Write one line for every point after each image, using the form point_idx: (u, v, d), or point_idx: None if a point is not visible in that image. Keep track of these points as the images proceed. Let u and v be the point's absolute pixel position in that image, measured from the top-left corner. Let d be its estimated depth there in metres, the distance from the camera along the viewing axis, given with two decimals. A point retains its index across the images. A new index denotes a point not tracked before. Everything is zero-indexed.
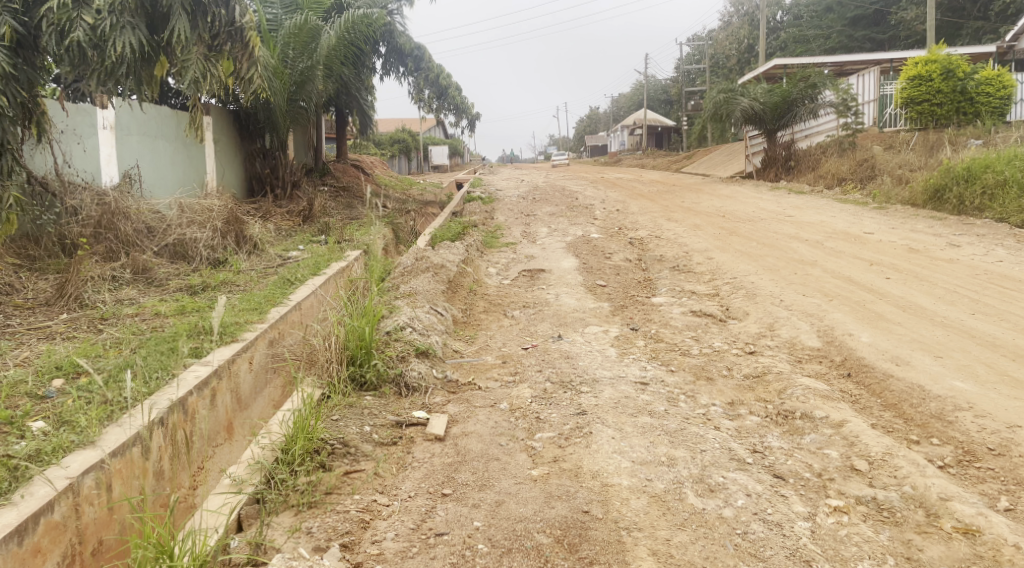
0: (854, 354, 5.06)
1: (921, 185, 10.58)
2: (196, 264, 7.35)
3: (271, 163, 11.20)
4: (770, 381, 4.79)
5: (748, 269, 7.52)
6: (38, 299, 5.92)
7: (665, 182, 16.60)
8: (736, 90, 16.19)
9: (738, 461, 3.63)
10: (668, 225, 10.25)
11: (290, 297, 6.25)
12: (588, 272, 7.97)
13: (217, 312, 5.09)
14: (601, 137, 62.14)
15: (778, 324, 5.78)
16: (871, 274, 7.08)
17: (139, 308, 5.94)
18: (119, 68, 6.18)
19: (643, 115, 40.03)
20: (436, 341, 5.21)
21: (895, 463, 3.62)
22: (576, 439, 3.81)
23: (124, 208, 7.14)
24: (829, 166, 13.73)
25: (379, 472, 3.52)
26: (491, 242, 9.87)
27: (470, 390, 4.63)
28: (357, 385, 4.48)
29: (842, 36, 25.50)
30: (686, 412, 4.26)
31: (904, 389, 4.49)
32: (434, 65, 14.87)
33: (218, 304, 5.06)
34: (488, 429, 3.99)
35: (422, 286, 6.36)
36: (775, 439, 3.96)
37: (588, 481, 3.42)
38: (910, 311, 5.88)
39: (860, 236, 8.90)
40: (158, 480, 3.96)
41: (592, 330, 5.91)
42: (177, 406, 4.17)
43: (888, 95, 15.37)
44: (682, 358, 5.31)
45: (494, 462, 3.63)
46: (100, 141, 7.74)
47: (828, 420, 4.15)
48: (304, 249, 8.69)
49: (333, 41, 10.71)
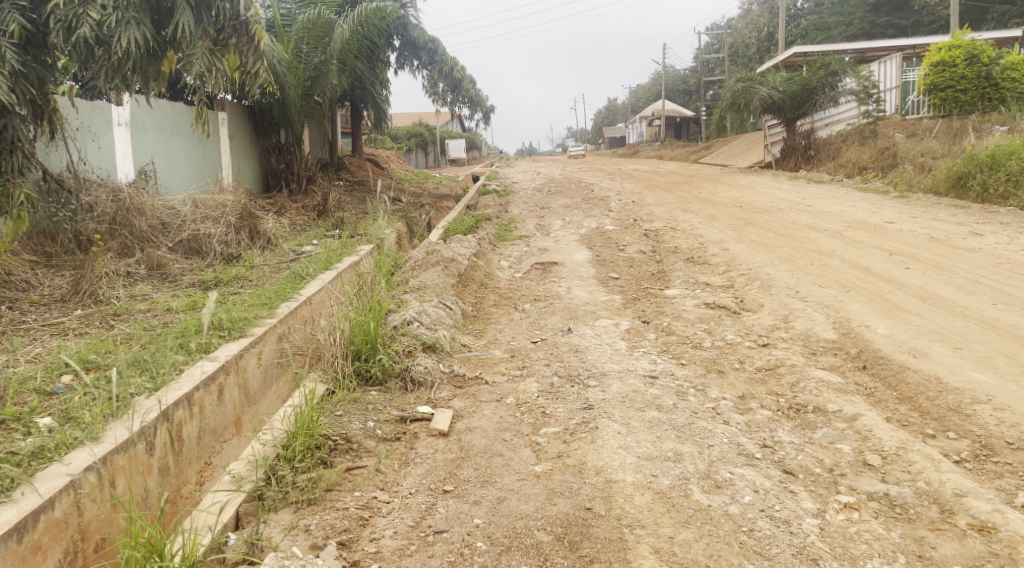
0: (870, 346, 4.94)
1: (944, 172, 10.37)
2: (210, 259, 7.37)
3: (286, 158, 11.20)
4: (783, 374, 4.70)
5: (764, 260, 7.40)
6: (54, 295, 5.96)
7: (682, 173, 16.46)
8: (754, 79, 15.98)
9: (747, 456, 3.56)
10: (684, 216, 10.14)
11: (301, 292, 6.24)
12: (601, 264, 7.89)
13: (208, 309, 5.03)
14: (619, 129, 61.83)
15: (793, 316, 5.67)
16: (890, 264, 6.94)
17: (152, 304, 5.97)
18: (126, 64, 6.11)
19: (663, 104, 39.75)
20: (445, 335, 5.16)
21: (909, 458, 3.53)
22: (581, 434, 3.75)
23: (138, 204, 7.17)
24: (850, 155, 13.51)
25: (381, 469, 3.48)
26: (504, 234, 9.83)
27: (477, 384, 4.58)
28: (363, 380, 4.45)
29: (864, 22, 24.99)
30: (695, 405, 4.18)
31: (921, 381, 4.39)
32: (448, 57, 14.74)
33: (208, 303, 5.01)
34: (493, 424, 3.95)
35: (432, 280, 6.34)
36: (786, 433, 3.88)
37: (592, 477, 3.36)
38: (929, 302, 5.76)
39: (880, 225, 8.73)
40: (163, 477, 3.96)
41: (603, 323, 5.84)
42: (183, 401, 4.17)
43: (911, 81, 15.10)
44: (694, 351, 5.23)
45: (498, 458, 3.58)
46: (115, 137, 7.77)
47: (841, 414, 4.06)
48: (318, 243, 8.69)
49: (347, 35, 10.69)
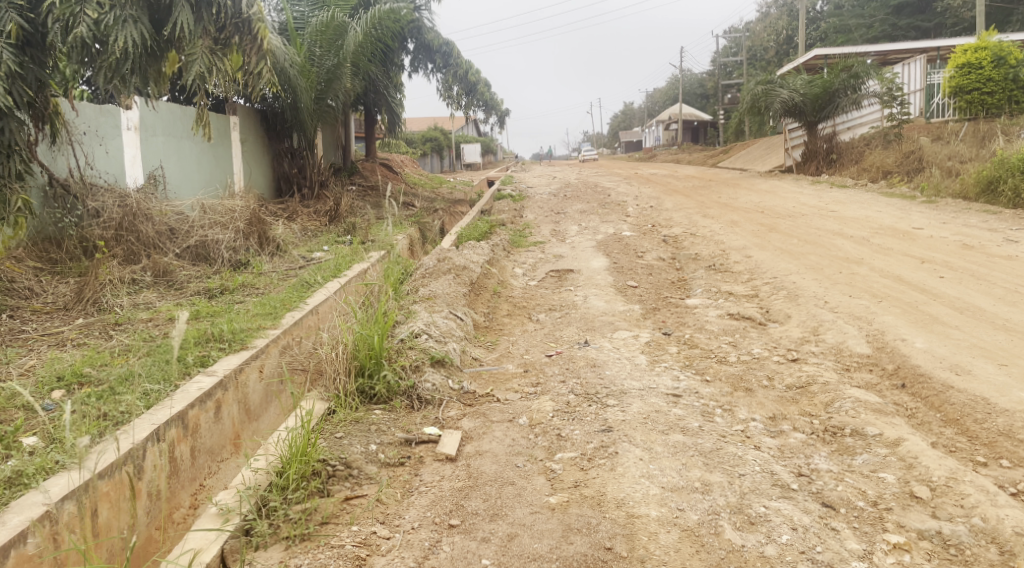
0: (908, 362, 4.61)
1: (973, 177, 9.99)
2: (217, 266, 7.15)
3: (299, 163, 10.97)
4: (816, 392, 4.38)
5: (789, 268, 7.07)
6: (57, 304, 5.75)
7: (701, 177, 16.04)
8: (774, 82, 15.61)
9: (782, 487, 3.25)
10: (704, 222, 9.83)
11: (306, 301, 5.99)
12: (619, 272, 7.60)
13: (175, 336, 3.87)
14: (635, 133, 61.44)
15: (824, 327, 5.35)
16: (922, 272, 6.61)
17: (154, 313, 5.74)
18: (124, 64, 5.91)
19: (679, 108, 39.33)
20: (454, 348, 4.87)
21: (962, 490, 3.22)
22: (600, 461, 3.46)
23: (145, 209, 6.95)
24: (873, 159, 13.13)
25: (382, 499, 3.21)
26: (518, 241, 9.53)
27: (488, 402, 4.29)
28: (367, 398, 4.19)
29: (886, 24, 24.43)
30: (723, 428, 3.87)
31: (967, 401, 4.06)
32: (463, 60, 14.47)
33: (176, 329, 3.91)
34: (504, 448, 3.67)
35: (442, 289, 6.08)
36: (823, 460, 3.56)
37: (613, 511, 3.07)
38: (968, 313, 5.43)
39: (908, 231, 8.38)
40: (153, 502, 3.72)
41: (622, 336, 5.54)
42: (176, 420, 3.92)
43: (935, 84, 14.72)
44: (718, 366, 4.92)
45: (509, 487, 3.30)
46: (124, 142, 7.58)
47: (882, 438, 3.75)
48: (329, 249, 8.43)
49: (360, 38, 10.44)
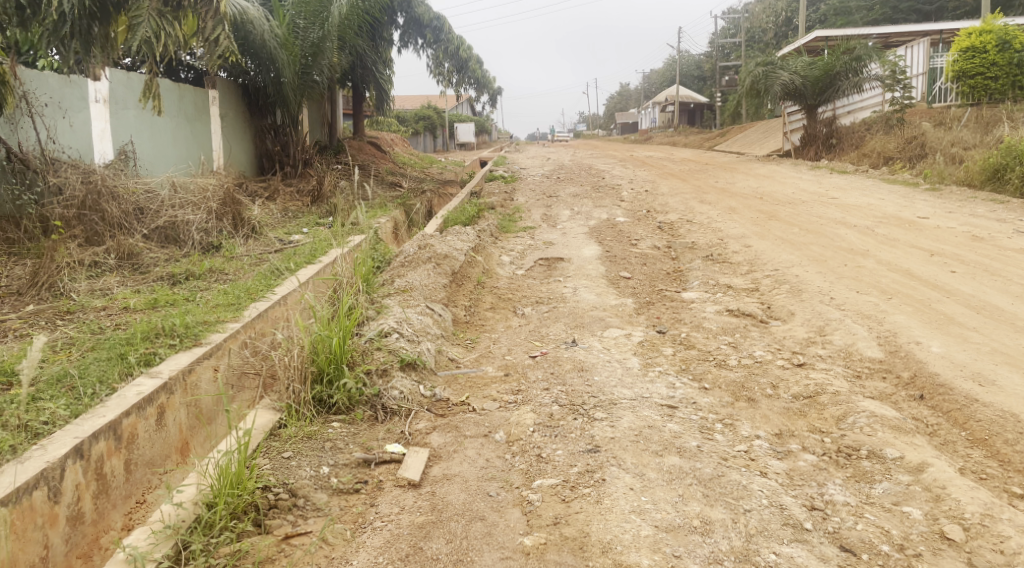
0: (925, 369, 4.17)
1: (980, 164, 9.53)
2: (186, 249, 6.58)
3: (282, 140, 10.41)
4: (826, 404, 3.94)
5: (791, 259, 6.61)
6: (9, 288, 5.25)
7: (698, 160, 15.48)
8: (774, 64, 15.09)
9: (794, 528, 2.82)
10: (701, 208, 9.35)
11: (274, 291, 5.48)
12: (611, 262, 7.12)
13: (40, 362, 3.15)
14: (631, 115, 60.61)
15: (831, 328, 4.91)
16: (932, 266, 6.16)
17: (110, 301, 5.17)
18: (63, 27, 5.43)
19: (677, 88, 38.47)
20: (428, 348, 4.41)
21: (1000, 530, 2.81)
22: (585, 489, 3.03)
23: (111, 186, 6.35)
24: (875, 145, 12.64)
25: (327, 538, 2.82)
26: (507, 226, 9.04)
27: (462, 413, 3.83)
28: (324, 408, 3.73)
29: (886, 7, 23.64)
30: (725, 448, 3.43)
31: (994, 418, 3.63)
32: (454, 35, 13.80)
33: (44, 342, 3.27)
34: (475, 470, 3.24)
35: (419, 280, 5.62)
36: (838, 489, 3.14)
37: (597, 558, 2.66)
38: (986, 313, 4.99)
39: (915, 221, 7.93)
40: (75, 526, 3.30)
41: (613, 334, 5.08)
42: (106, 431, 3.47)
43: (938, 68, 14.21)
44: (718, 371, 4.45)
45: (479, 523, 2.88)
46: (91, 115, 7.02)
47: (903, 463, 3.31)
48: (307, 232, 7.91)
49: (346, 10, 9.77)
